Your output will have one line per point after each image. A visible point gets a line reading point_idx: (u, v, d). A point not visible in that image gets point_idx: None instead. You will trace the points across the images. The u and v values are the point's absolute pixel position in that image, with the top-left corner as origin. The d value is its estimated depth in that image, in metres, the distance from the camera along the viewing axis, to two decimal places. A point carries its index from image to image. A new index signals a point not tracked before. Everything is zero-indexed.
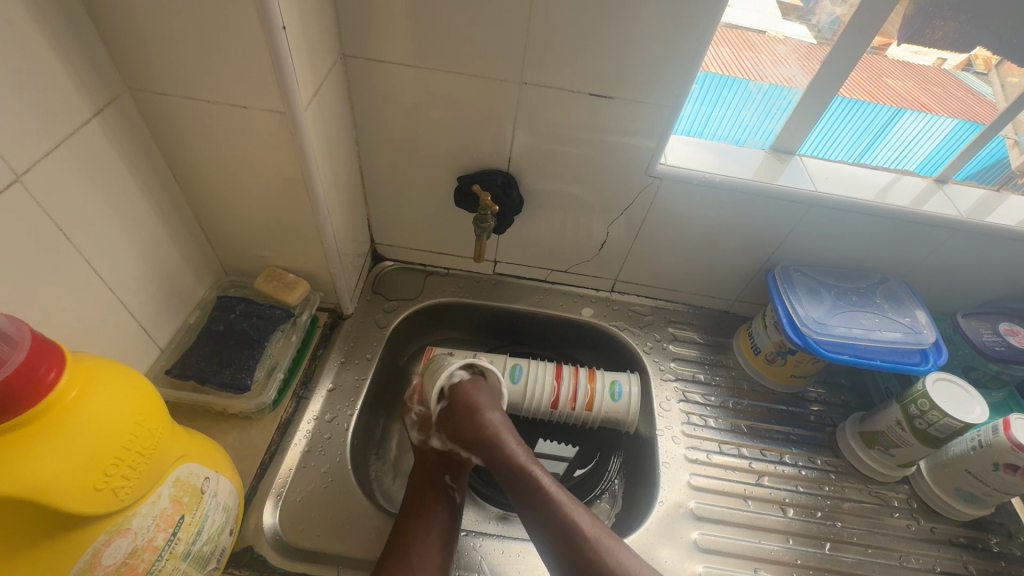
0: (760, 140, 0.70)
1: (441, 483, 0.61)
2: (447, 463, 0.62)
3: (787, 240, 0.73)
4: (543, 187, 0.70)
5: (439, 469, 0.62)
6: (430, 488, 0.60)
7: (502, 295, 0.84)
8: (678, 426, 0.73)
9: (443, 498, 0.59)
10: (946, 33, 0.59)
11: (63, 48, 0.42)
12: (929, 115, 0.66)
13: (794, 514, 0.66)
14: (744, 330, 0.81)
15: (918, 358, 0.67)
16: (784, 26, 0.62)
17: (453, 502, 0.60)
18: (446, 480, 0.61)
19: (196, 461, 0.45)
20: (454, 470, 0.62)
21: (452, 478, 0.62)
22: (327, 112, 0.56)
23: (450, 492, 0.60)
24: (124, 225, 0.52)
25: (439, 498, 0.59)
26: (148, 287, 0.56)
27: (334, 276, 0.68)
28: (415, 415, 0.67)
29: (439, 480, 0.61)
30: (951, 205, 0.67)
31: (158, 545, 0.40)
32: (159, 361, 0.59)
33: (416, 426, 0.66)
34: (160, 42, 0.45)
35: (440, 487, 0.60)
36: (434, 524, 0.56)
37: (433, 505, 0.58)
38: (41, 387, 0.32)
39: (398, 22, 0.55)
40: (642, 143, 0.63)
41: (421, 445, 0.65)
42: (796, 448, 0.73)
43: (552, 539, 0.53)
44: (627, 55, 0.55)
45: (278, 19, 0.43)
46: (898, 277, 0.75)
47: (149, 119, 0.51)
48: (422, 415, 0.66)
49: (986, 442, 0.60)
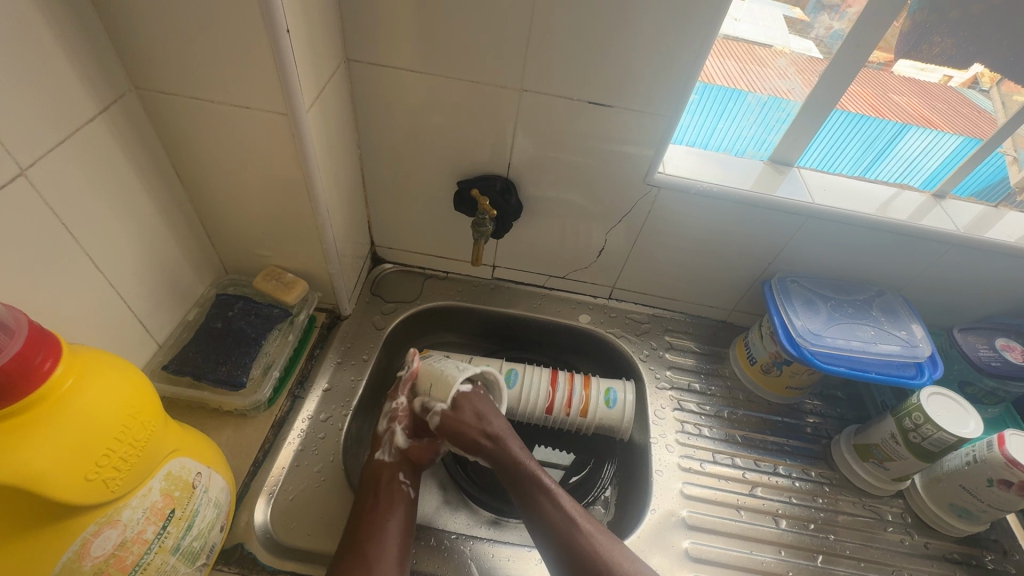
0: (757, 151, 0.71)
1: (395, 478, 0.59)
2: (403, 458, 0.61)
3: (784, 251, 0.73)
4: (542, 194, 0.71)
5: (396, 463, 0.61)
6: (384, 483, 0.58)
7: (500, 300, 0.84)
8: (672, 434, 0.73)
9: (397, 493, 0.58)
10: (944, 49, 0.59)
11: (71, 45, 0.43)
12: (933, 130, 0.66)
13: (786, 526, 0.66)
14: (741, 340, 0.81)
15: (913, 372, 0.67)
16: (791, 41, 0.63)
17: (406, 497, 0.58)
18: (399, 476, 0.60)
19: (189, 457, 0.45)
20: (409, 467, 0.61)
21: (407, 475, 0.60)
22: (329, 114, 0.57)
23: (405, 486, 0.59)
24: (126, 221, 0.52)
25: (394, 493, 0.58)
26: (148, 283, 0.57)
27: (333, 277, 0.69)
28: (392, 406, 0.65)
29: (393, 476, 0.59)
30: (948, 221, 0.68)
31: (147, 538, 0.40)
32: (157, 357, 0.60)
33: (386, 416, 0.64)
34: (167, 43, 0.46)
35: (394, 483, 0.59)
36: (389, 520, 0.55)
37: (387, 502, 0.57)
38: (36, 376, 0.32)
39: (402, 28, 0.56)
40: (640, 151, 0.64)
41: (382, 436, 0.63)
42: (790, 459, 0.73)
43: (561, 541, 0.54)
44: (626, 64, 0.56)
45: (283, 22, 0.43)
46: (895, 291, 0.75)
47: (154, 117, 0.52)
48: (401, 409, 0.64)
49: (980, 457, 0.60)
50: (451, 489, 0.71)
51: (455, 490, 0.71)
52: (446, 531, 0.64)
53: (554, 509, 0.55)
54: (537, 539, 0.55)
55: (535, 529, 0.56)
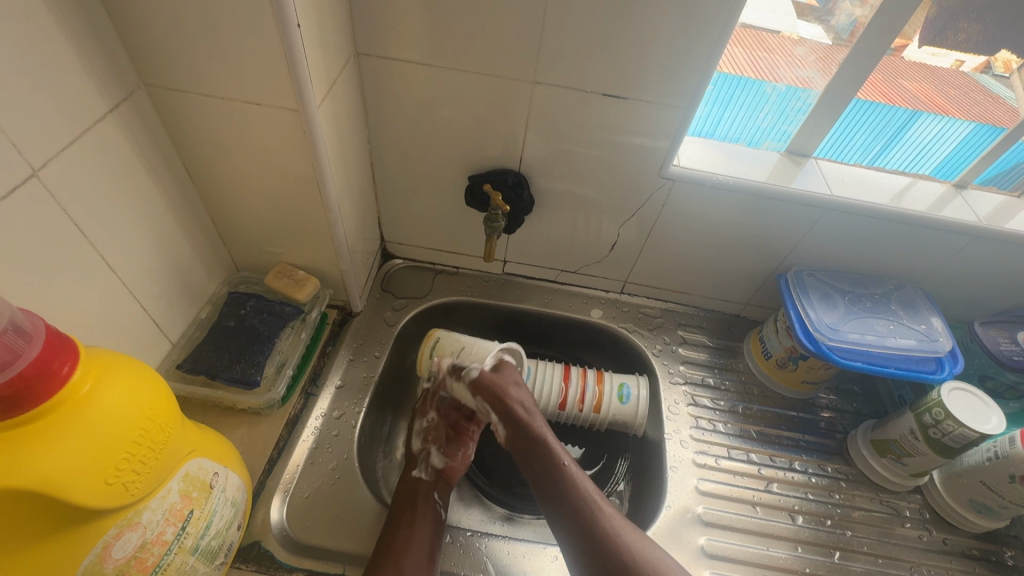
0: (774, 141, 0.69)
1: (431, 497, 0.61)
2: (438, 478, 0.63)
3: (800, 245, 0.72)
4: (555, 187, 0.70)
5: (431, 482, 0.62)
6: (421, 500, 0.60)
7: (511, 295, 0.83)
8: (686, 430, 0.72)
9: (432, 511, 0.59)
10: (970, 35, 0.58)
11: (80, 43, 0.42)
12: (945, 116, 0.64)
13: (803, 522, 0.66)
14: (755, 334, 0.80)
15: (933, 367, 0.66)
16: (800, 27, 0.62)
17: (439, 516, 0.59)
18: (435, 494, 0.61)
19: (206, 457, 0.45)
20: (442, 489, 0.63)
21: (440, 495, 0.62)
22: (339, 109, 0.56)
23: (438, 505, 0.60)
24: (137, 220, 0.52)
25: (428, 511, 0.58)
26: (161, 281, 0.57)
27: (344, 273, 0.68)
28: (424, 424, 0.68)
29: (429, 494, 0.61)
30: (969, 211, 0.66)
31: (167, 539, 0.40)
32: (170, 356, 0.60)
33: (420, 433, 0.67)
34: (176, 39, 0.45)
35: (430, 502, 0.60)
36: (424, 536, 0.56)
37: (422, 518, 0.57)
38: (55, 381, 0.32)
39: (412, 21, 0.55)
40: (655, 143, 0.62)
41: (416, 454, 0.65)
42: (806, 455, 0.72)
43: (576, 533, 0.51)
44: (642, 54, 0.55)
45: (293, 16, 0.43)
46: (914, 284, 0.74)
47: (164, 114, 0.52)
48: (432, 426, 0.67)
49: (1002, 453, 0.59)
50: (465, 485, 0.71)
51: (468, 486, 0.71)
52: (461, 527, 0.64)
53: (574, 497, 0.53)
54: (556, 529, 0.53)
55: (553, 518, 0.54)
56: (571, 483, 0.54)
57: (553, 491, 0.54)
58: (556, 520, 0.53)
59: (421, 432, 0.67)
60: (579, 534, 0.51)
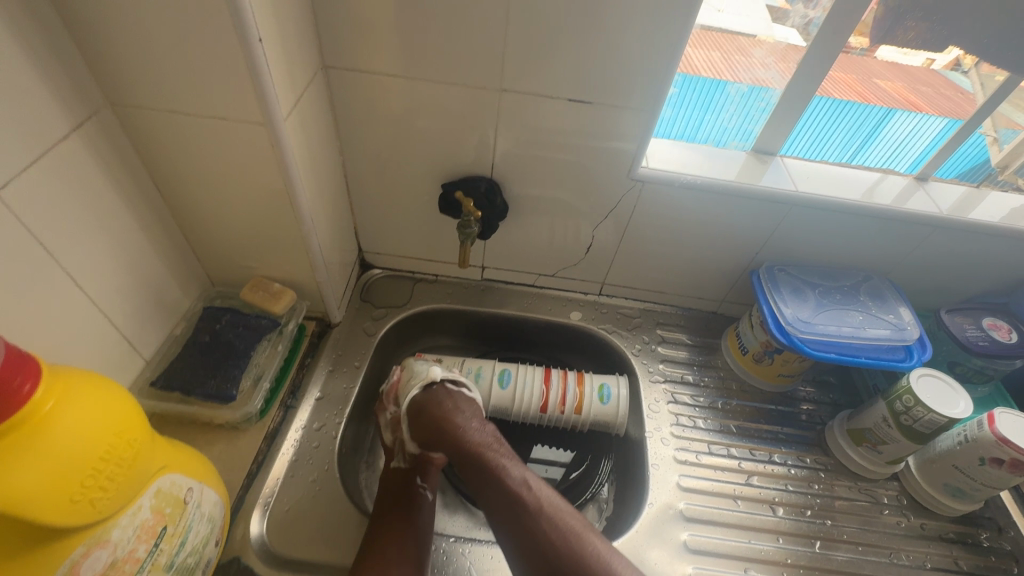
0: (740, 141, 0.71)
1: (412, 484, 0.60)
2: (417, 463, 0.62)
3: (770, 240, 0.73)
4: (528, 193, 0.71)
5: (411, 468, 0.62)
6: (401, 491, 0.59)
7: (491, 301, 0.84)
8: (667, 427, 0.73)
9: (414, 498, 0.59)
10: (918, 33, 0.59)
11: (41, 63, 0.43)
12: (919, 114, 0.66)
13: (783, 513, 0.66)
14: (732, 331, 0.81)
15: (903, 355, 0.68)
16: (775, 31, 0.63)
17: (424, 501, 0.59)
18: (416, 480, 0.61)
19: (179, 472, 0.45)
20: (427, 471, 0.62)
21: (423, 478, 0.61)
22: (309, 122, 0.57)
23: (422, 490, 0.60)
24: (106, 238, 0.52)
25: (410, 500, 0.58)
26: (132, 299, 0.57)
27: (320, 284, 0.68)
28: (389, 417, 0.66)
29: (409, 481, 0.60)
30: (932, 203, 0.68)
31: (139, 556, 0.40)
32: (145, 373, 0.60)
33: (388, 426, 0.65)
34: (139, 56, 0.45)
35: (410, 488, 0.60)
36: (410, 523, 0.56)
37: (404, 505, 0.58)
38: (16, 400, 0.32)
39: (378, 33, 0.56)
40: (623, 146, 0.64)
41: (392, 446, 0.64)
42: (785, 447, 0.73)
43: (510, 531, 0.51)
44: (604, 59, 0.56)
45: (255, 31, 0.43)
46: (882, 275, 0.76)
47: (131, 132, 0.52)
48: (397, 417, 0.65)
49: (971, 437, 0.60)
50: (449, 492, 0.70)
51: (453, 493, 0.71)
52: (445, 534, 0.64)
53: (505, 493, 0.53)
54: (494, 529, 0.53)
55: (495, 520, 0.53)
56: (502, 481, 0.54)
57: (488, 494, 0.54)
58: (493, 522, 0.53)
59: (388, 424, 0.66)
60: (513, 531, 0.51)
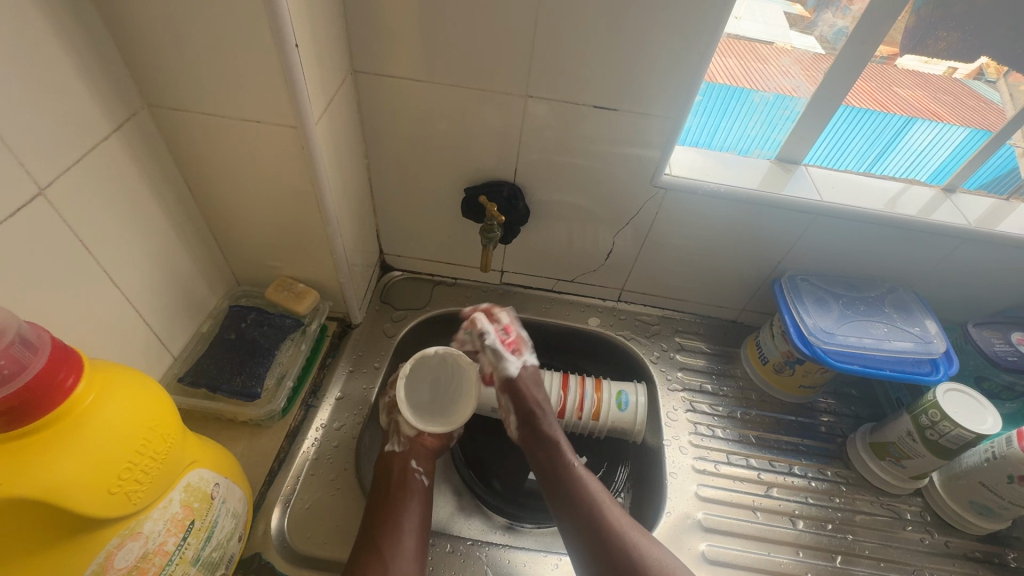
0: (764, 150, 0.71)
1: (408, 468, 0.60)
2: (412, 446, 0.62)
3: (793, 250, 0.73)
4: (550, 198, 0.71)
5: (407, 451, 0.62)
6: (397, 475, 0.59)
7: (509, 305, 0.84)
8: (685, 436, 0.72)
9: (412, 485, 0.59)
10: (950, 44, 0.59)
11: (85, 66, 0.44)
12: (939, 124, 0.65)
13: (803, 527, 0.66)
14: (752, 340, 0.80)
15: (928, 368, 0.67)
16: (793, 37, 0.63)
17: (422, 487, 0.60)
18: (413, 465, 0.61)
19: (207, 468, 0.45)
20: (421, 455, 0.62)
21: (418, 462, 0.62)
22: (337, 125, 0.58)
23: (420, 476, 0.60)
24: (140, 236, 0.53)
25: (412, 485, 0.59)
26: (162, 296, 0.58)
27: (343, 285, 0.69)
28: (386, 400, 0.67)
29: (405, 465, 0.61)
30: (960, 215, 0.67)
31: (168, 549, 0.41)
32: (172, 369, 0.61)
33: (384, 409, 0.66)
34: (177, 60, 0.47)
35: (408, 473, 0.60)
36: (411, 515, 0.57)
37: (402, 493, 0.58)
38: (59, 393, 0.33)
39: (407, 39, 0.57)
40: (647, 153, 0.64)
41: (388, 429, 0.64)
42: (805, 458, 0.72)
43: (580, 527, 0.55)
44: (630, 66, 0.56)
45: (291, 37, 0.44)
46: (907, 287, 0.75)
47: (166, 133, 0.53)
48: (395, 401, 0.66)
49: (999, 453, 0.59)
50: (466, 495, 0.71)
51: (469, 496, 0.71)
52: (462, 537, 0.64)
53: (589, 508, 0.56)
54: (564, 532, 0.56)
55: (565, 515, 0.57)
56: (586, 496, 0.57)
57: (567, 502, 0.57)
58: (567, 532, 0.56)
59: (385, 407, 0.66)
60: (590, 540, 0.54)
